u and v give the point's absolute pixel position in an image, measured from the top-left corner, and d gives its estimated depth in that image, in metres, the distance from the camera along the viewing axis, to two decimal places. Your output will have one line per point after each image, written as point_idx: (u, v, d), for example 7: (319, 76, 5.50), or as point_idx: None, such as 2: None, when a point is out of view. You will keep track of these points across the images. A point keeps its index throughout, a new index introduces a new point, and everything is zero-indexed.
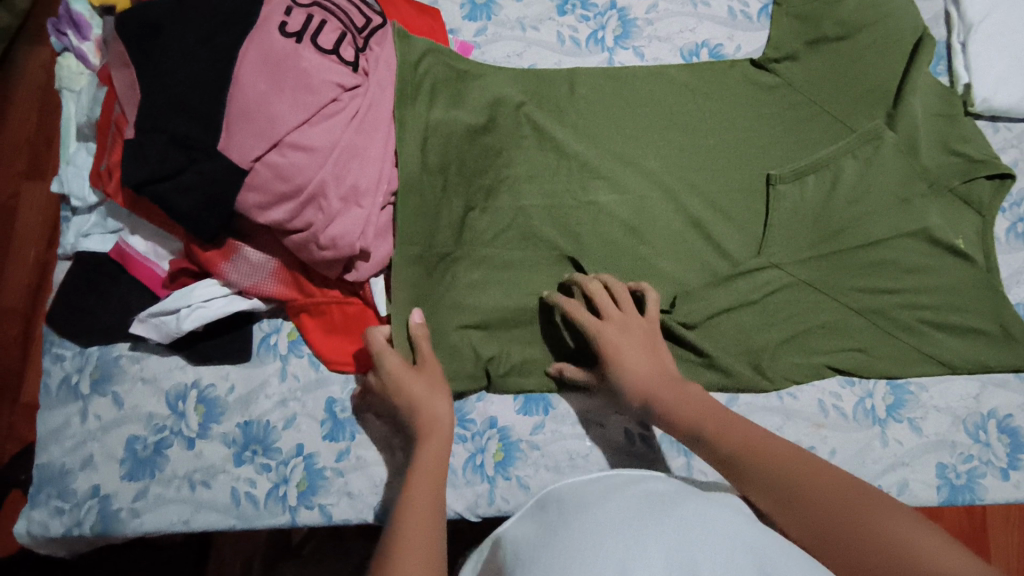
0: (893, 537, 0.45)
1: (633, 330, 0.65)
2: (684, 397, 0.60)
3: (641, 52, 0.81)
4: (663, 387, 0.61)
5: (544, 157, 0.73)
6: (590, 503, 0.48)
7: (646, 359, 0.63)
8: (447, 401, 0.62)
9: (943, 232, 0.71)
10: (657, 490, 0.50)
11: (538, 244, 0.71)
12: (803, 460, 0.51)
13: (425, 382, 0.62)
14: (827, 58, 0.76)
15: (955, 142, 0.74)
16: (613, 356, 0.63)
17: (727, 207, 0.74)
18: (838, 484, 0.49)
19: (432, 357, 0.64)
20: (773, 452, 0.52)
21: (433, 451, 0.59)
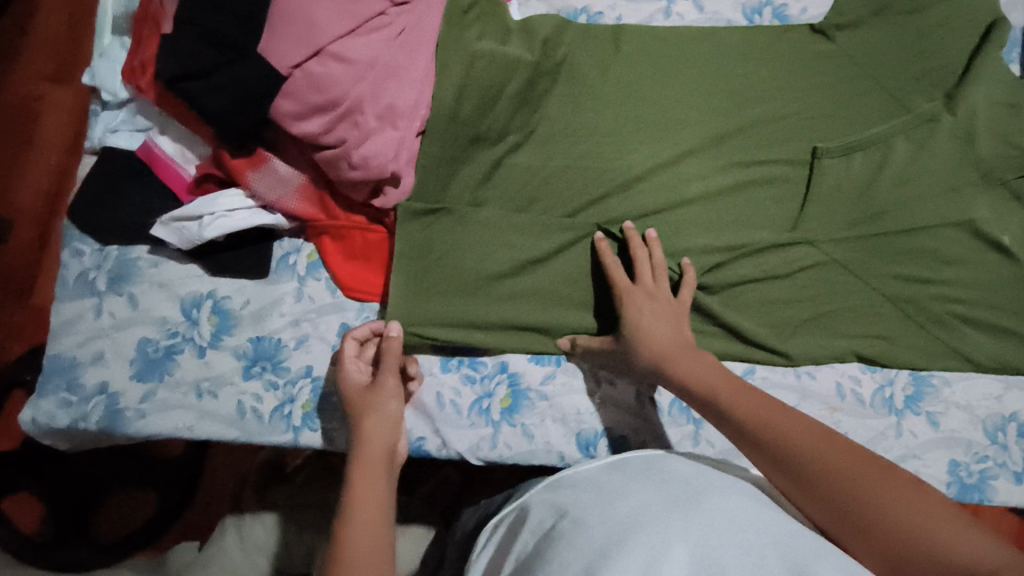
0: (903, 513, 0.44)
1: (661, 299, 0.64)
2: (693, 363, 0.59)
3: (701, 5, 0.76)
4: (679, 353, 0.60)
5: (587, 103, 0.71)
6: (614, 493, 0.47)
7: (667, 328, 0.62)
8: (388, 423, 0.59)
9: (990, 226, 0.69)
10: (679, 474, 0.49)
11: (569, 194, 0.69)
12: (814, 431, 0.50)
13: (368, 400, 0.60)
14: (895, 30, 0.72)
15: (1015, 135, 0.70)
16: (634, 317, 0.63)
17: (771, 176, 0.71)
18: (852, 454, 0.48)
19: (390, 373, 0.62)
20: (785, 424, 0.51)
21: (368, 475, 0.54)
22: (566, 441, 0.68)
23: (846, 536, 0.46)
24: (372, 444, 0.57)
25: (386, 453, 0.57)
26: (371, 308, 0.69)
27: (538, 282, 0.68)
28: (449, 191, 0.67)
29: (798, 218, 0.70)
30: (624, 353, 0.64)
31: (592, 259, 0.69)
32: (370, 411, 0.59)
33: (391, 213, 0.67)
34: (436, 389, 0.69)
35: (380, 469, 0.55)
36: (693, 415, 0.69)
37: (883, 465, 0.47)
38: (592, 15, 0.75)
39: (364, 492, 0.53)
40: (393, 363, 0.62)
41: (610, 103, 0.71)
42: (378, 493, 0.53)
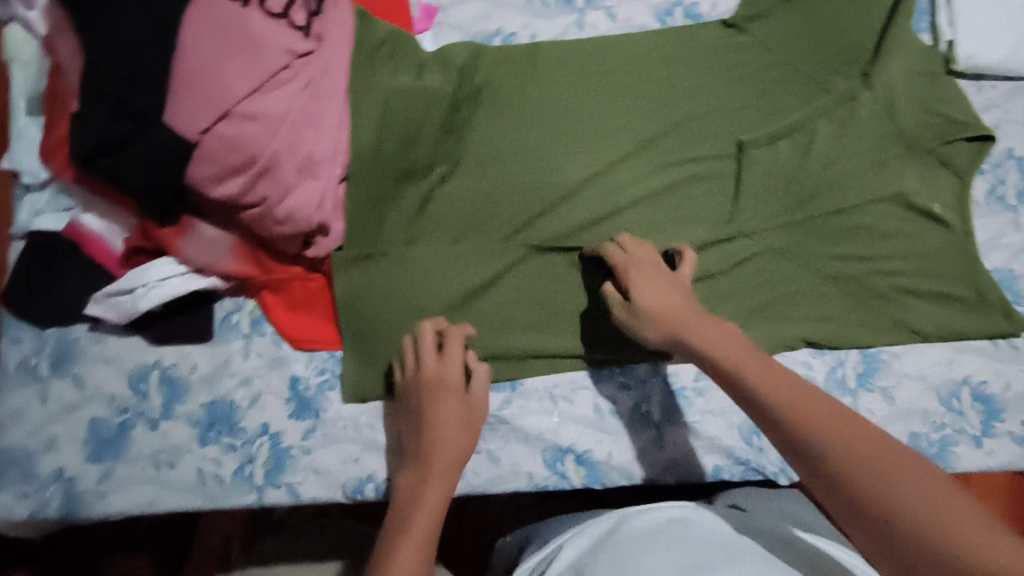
0: (922, 504, 0.39)
1: (663, 272, 0.62)
2: (708, 330, 0.56)
3: (614, 13, 0.75)
4: (695, 322, 0.57)
5: (511, 125, 0.71)
6: (630, 559, 0.48)
7: (669, 294, 0.60)
8: (468, 436, 0.62)
9: (919, 195, 0.70)
10: (697, 543, 0.50)
11: (499, 217, 0.69)
12: (832, 414, 0.46)
13: (462, 407, 0.63)
14: (805, 16, 0.73)
15: (932, 102, 0.71)
16: (644, 286, 0.61)
17: (703, 173, 0.71)
18: (878, 449, 0.43)
19: (482, 396, 0.65)
20: (799, 398, 0.47)
21: (436, 491, 0.58)
22: (532, 459, 0.67)
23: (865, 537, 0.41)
24: (451, 451, 0.61)
25: (452, 471, 0.60)
26: (321, 357, 0.68)
27: (485, 308, 0.69)
28: (378, 235, 0.66)
29: (735, 212, 0.70)
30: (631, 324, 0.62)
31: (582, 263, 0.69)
32: (445, 416, 0.62)
33: (325, 261, 0.67)
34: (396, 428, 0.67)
35: (441, 491, 0.58)
36: (654, 420, 0.68)
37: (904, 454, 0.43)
38: (506, 36, 0.74)
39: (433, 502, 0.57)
40: (483, 386, 0.65)
41: (535, 122, 0.71)
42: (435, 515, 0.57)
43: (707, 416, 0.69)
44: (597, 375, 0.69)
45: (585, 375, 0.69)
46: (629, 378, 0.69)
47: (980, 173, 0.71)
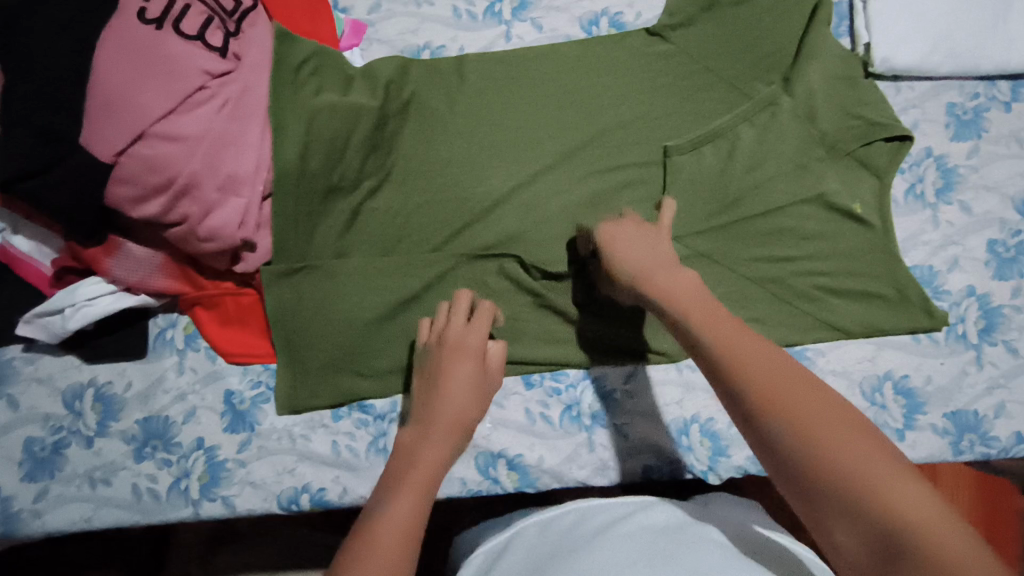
0: (904, 511, 0.38)
1: (650, 230, 0.63)
2: (676, 288, 0.56)
3: (540, 24, 0.76)
4: (660, 279, 0.57)
5: (437, 136, 0.73)
6: (584, 546, 0.50)
7: (640, 250, 0.61)
8: (476, 406, 0.61)
9: (840, 196, 0.71)
10: (653, 525, 0.52)
11: (430, 228, 0.71)
12: (828, 410, 0.44)
13: (474, 374, 0.62)
14: (726, 24, 0.74)
15: (853, 106, 0.72)
16: (622, 243, 0.62)
17: (627, 180, 0.72)
18: (852, 435, 0.42)
19: (495, 375, 0.64)
20: (762, 366, 0.47)
21: (432, 454, 0.57)
22: (466, 466, 0.67)
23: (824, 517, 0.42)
24: (455, 418, 0.59)
25: (453, 434, 0.59)
26: (255, 371, 0.69)
27: (417, 318, 0.69)
28: (308, 249, 0.67)
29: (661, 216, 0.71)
30: (610, 282, 0.64)
31: (568, 250, 0.70)
32: (455, 379, 0.61)
33: (254, 275, 0.68)
34: (330, 438, 0.68)
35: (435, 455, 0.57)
36: (584, 422, 0.69)
37: (900, 460, 0.41)
38: (435, 50, 0.75)
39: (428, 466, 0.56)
40: (497, 366, 0.65)
41: (462, 133, 0.73)
42: (427, 482, 0.55)
43: (639, 417, 0.69)
44: (527, 380, 0.70)
45: (516, 381, 0.70)
46: (560, 382, 0.70)
47: (899, 172, 0.72)
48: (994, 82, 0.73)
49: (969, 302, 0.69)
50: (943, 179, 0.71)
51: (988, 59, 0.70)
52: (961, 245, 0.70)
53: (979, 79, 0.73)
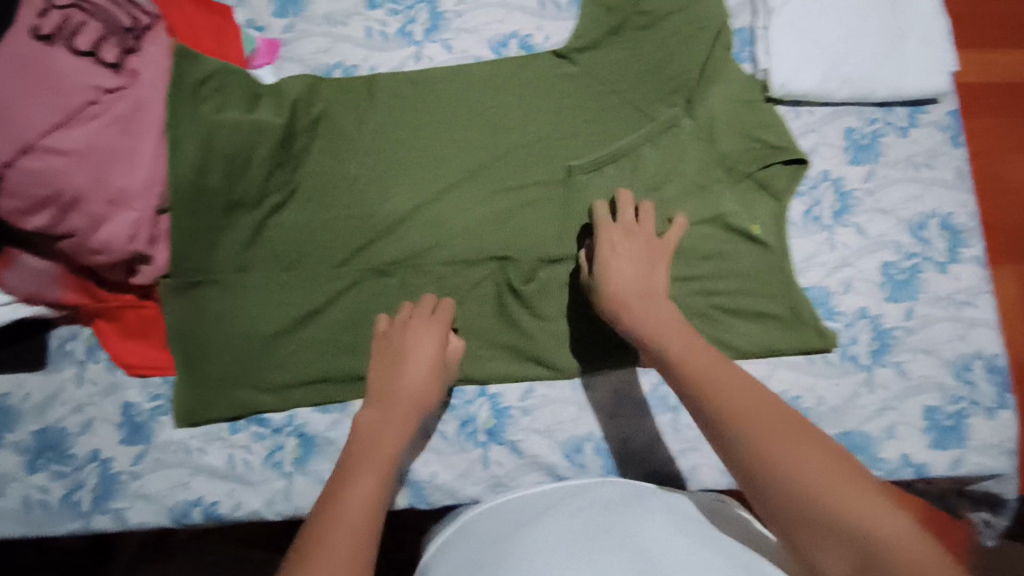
0: (872, 528, 0.40)
1: (646, 243, 0.64)
2: (654, 315, 0.59)
3: (450, 45, 0.77)
4: (640, 303, 0.60)
5: (346, 153, 0.73)
6: (538, 514, 0.54)
7: (628, 271, 0.62)
8: (432, 392, 0.64)
9: (737, 217, 0.72)
10: (606, 498, 0.56)
11: (332, 243, 0.71)
12: (791, 426, 0.47)
13: (435, 363, 0.65)
14: (632, 47, 0.75)
15: (752, 128, 0.73)
16: (610, 246, 0.64)
17: (532, 200, 0.73)
18: (820, 456, 0.44)
19: (452, 365, 0.67)
20: (732, 393, 0.49)
21: (393, 437, 0.59)
22: None
23: (798, 537, 0.43)
24: (410, 400, 0.62)
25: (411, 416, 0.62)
26: (154, 384, 0.70)
27: (317, 333, 0.70)
28: (207, 263, 0.68)
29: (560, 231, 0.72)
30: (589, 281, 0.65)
31: (473, 267, 0.71)
32: (412, 364, 0.64)
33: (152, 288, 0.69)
34: (227, 451, 0.68)
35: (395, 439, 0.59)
36: (479, 438, 0.69)
37: (867, 481, 0.43)
38: (347, 68, 0.76)
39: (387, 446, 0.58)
40: (456, 356, 0.67)
41: (370, 151, 0.74)
42: (384, 462, 0.57)
43: (532, 434, 0.69)
44: None
45: None
46: (456, 398, 0.70)
47: (798, 194, 0.73)
48: (891, 108, 0.74)
49: (862, 323, 0.70)
50: (840, 203, 0.72)
51: (882, 84, 0.71)
52: (855, 266, 0.71)
53: (877, 105, 0.74)
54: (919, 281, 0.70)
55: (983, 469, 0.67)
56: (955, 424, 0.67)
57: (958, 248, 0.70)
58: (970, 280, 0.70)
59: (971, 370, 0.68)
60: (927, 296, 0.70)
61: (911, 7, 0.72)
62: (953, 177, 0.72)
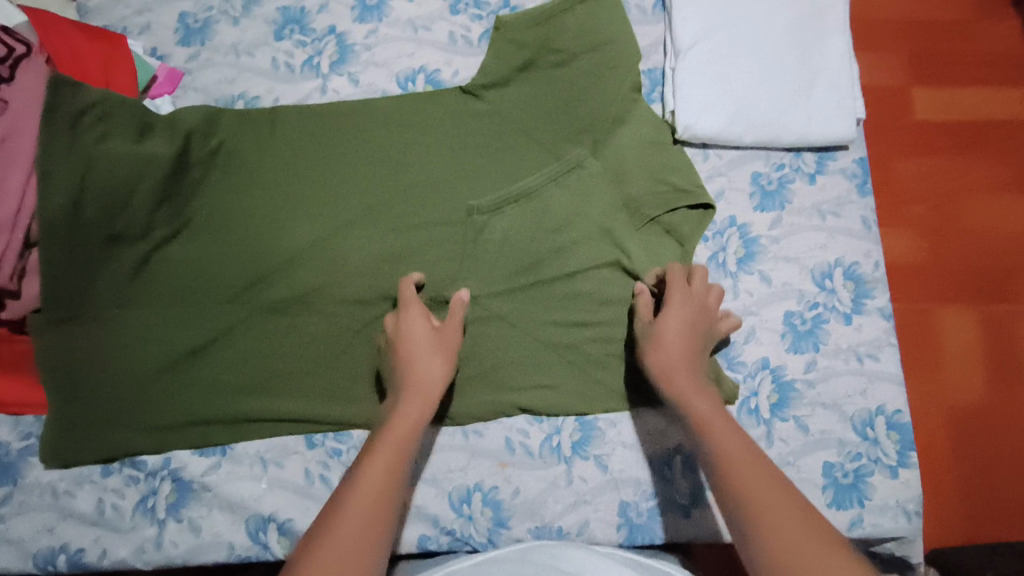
0: None
1: (693, 304, 0.63)
2: (693, 386, 0.59)
3: (357, 79, 0.75)
4: (683, 371, 0.60)
5: (245, 188, 0.70)
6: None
7: (687, 344, 0.61)
8: (443, 368, 0.61)
9: (639, 263, 0.68)
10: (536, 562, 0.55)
11: (216, 277, 0.68)
12: (811, 531, 0.47)
13: (436, 342, 0.62)
14: (540, 85, 0.71)
15: (662, 173, 0.70)
16: (670, 308, 0.62)
17: (427, 241, 0.70)
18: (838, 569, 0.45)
19: (455, 330, 0.64)
20: (754, 482, 0.50)
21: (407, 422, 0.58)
22: (234, 529, 0.65)
23: None
24: (421, 385, 0.60)
25: (428, 395, 0.60)
26: (25, 423, 0.67)
27: (197, 374, 0.67)
28: (84, 299, 0.65)
29: (456, 270, 0.69)
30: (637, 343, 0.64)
31: (368, 307, 0.69)
32: (416, 354, 0.61)
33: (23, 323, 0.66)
34: (97, 494, 0.65)
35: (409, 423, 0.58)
36: None
37: None
38: (249, 101, 0.74)
39: (396, 433, 0.57)
40: (457, 321, 0.64)
41: (268, 186, 0.70)
42: (395, 450, 0.55)
43: (418, 483, 0.67)
44: (310, 440, 0.68)
45: (297, 440, 0.67)
46: (342, 443, 0.67)
47: (703, 240, 0.71)
48: (800, 154, 0.72)
49: (763, 374, 0.68)
50: (745, 250, 0.71)
51: (789, 131, 0.70)
52: (757, 315, 0.69)
53: (786, 150, 0.72)
54: (821, 332, 0.68)
55: (881, 531, 0.64)
56: (854, 482, 0.65)
57: (862, 298, 0.69)
58: (872, 332, 0.68)
59: (871, 427, 0.66)
60: (829, 348, 0.68)
61: (820, 51, 0.71)
62: (859, 226, 0.71)
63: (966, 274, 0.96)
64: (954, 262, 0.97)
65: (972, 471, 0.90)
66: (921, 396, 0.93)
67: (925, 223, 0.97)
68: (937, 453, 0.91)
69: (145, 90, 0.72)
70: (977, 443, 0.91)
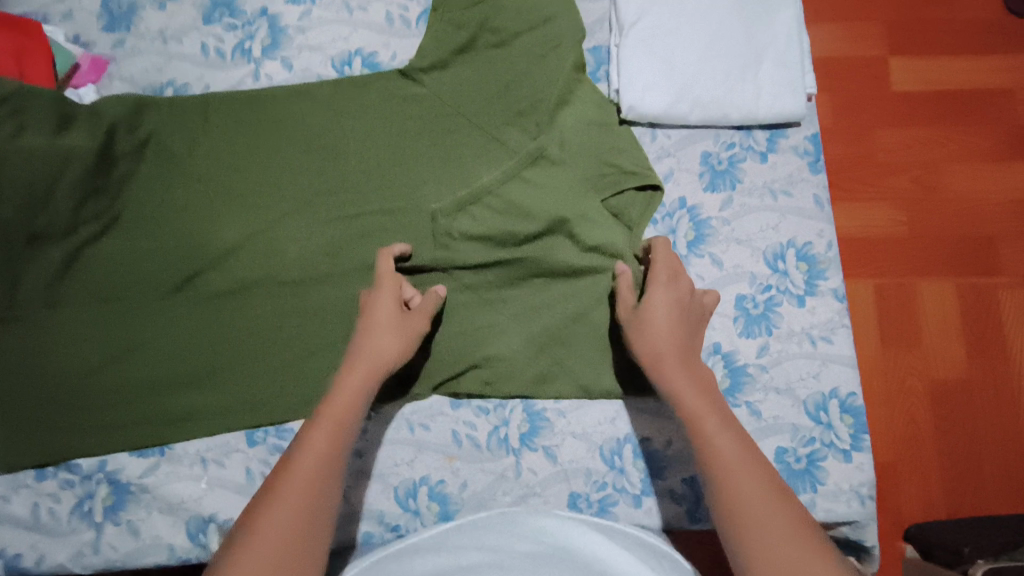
0: None
1: (678, 279, 0.61)
2: (669, 343, 0.58)
3: (291, 64, 0.73)
4: (666, 332, 0.58)
5: (175, 180, 0.67)
6: (447, 542, 0.52)
7: (676, 325, 0.59)
8: (399, 347, 0.59)
9: (588, 234, 0.66)
10: (500, 523, 0.55)
11: (148, 273, 0.66)
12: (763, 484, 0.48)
13: (396, 323, 0.60)
14: (479, 66, 0.69)
15: (609, 154, 0.67)
16: (656, 287, 0.60)
17: (368, 229, 0.67)
18: (782, 519, 0.46)
19: (421, 317, 0.61)
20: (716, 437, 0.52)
21: (354, 384, 0.56)
22: (175, 531, 0.64)
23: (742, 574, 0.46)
24: (375, 355, 0.58)
25: (379, 365, 0.58)
26: None
27: (129, 374, 0.64)
28: (10, 297, 0.63)
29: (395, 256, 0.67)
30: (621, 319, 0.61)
31: (306, 300, 0.66)
32: (372, 324, 0.59)
33: None
34: (33, 500, 0.64)
35: (359, 387, 0.56)
36: None
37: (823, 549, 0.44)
38: (179, 88, 0.72)
39: (346, 395, 0.56)
40: (426, 309, 0.61)
41: (201, 177, 0.68)
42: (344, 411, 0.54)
43: (364, 479, 0.65)
44: (251, 437, 0.66)
45: (238, 438, 0.66)
46: (284, 440, 0.66)
47: (653, 223, 0.70)
48: (750, 132, 0.70)
49: (714, 360, 0.66)
50: (695, 232, 0.69)
51: (736, 109, 0.68)
52: None
53: (736, 128, 0.70)
54: (773, 315, 0.67)
55: (834, 516, 0.62)
56: (807, 467, 0.64)
57: (815, 280, 0.67)
58: (826, 314, 0.66)
59: (825, 411, 0.65)
60: (781, 332, 0.66)
61: (767, 25, 0.69)
62: (812, 205, 0.69)
63: (952, 246, 0.94)
64: (939, 237, 0.94)
65: (956, 458, 0.89)
66: (904, 374, 0.91)
67: (908, 197, 0.95)
68: (920, 435, 0.90)
69: (67, 80, 0.70)
70: (956, 425, 0.90)
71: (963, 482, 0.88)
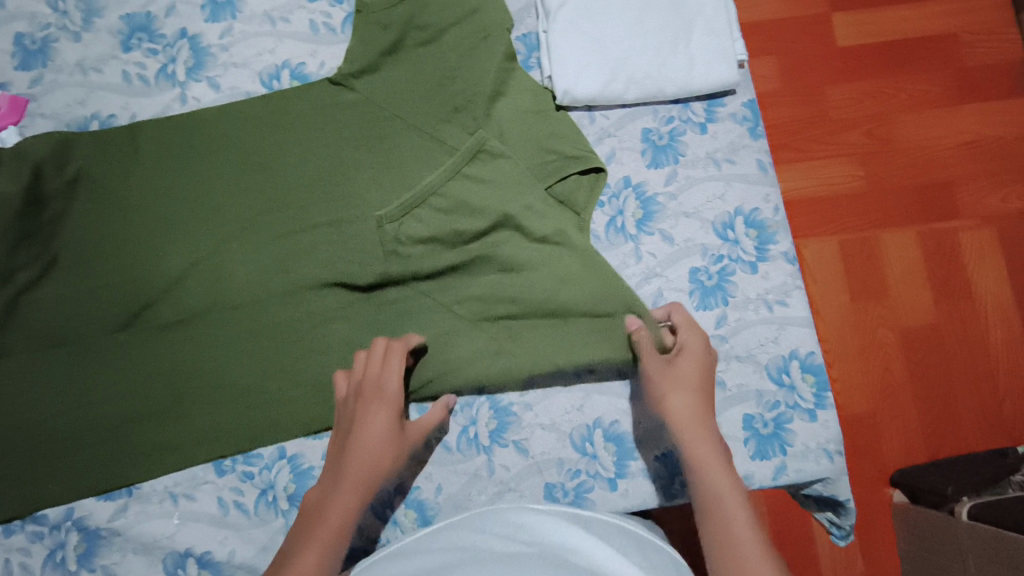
0: None
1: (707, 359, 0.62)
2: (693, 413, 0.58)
3: (218, 83, 0.71)
4: (697, 400, 0.59)
5: (111, 214, 0.66)
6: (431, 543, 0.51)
7: (703, 396, 0.59)
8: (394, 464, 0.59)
9: (532, 222, 0.65)
10: (483, 520, 0.54)
11: (93, 313, 0.64)
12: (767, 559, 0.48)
13: (395, 441, 0.60)
14: (409, 66, 0.68)
15: (548, 141, 0.67)
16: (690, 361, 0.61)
17: (314, 244, 0.66)
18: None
19: (418, 431, 0.61)
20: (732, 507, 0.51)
21: (346, 501, 0.56)
22: (151, 570, 0.63)
23: None
24: (370, 467, 0.58)
25: (371, 475, 0.58)
26: None
27: (86, 418, 0.63)
28: None
29: (344, 267, 0.65)
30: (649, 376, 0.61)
31: (258, 322, 0.65)
32: (365, 432, 0.59)
33: None
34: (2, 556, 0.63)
35: (351, 500, 0.56)
36: (281, 506, 0.65)
37: None
38: (104, 120, 0.70)
39: (339, 512, 0.56)
40: (426, 425, 0.62)
41: (137, 210, 0.66)
42: (334, 528, 0.55)
43: None
44: (219, 467, 0.65)
45: (206, 470, 0.65)
46: (253, 465, 0.65)
47: (599, 206, 0.69)
48: (688, 104, 0.71)
49: None
50: (643, 211, 0.69)
51: (671, 82, 0.68)
52: (663, 276, 0.67)
53: (674, 102, 0.70)
54: (727, 285, 0.67)
55: (806, 476, 0.63)
56: (774, 431, 0.64)
57: (766, 245, 0.68)
58: (780, 278, 0.67)
59: (787, 373, 0.65)
60: (737, 300, 0.67)
61: None
62: (755, 170, 0.69)
63: (908, 195, 0.95)
64: (895, 189, 0.95)
65: (933, 411, 0.90)
66: (871, 329, 0.92)
67: (858, 151, 0.96)
68: (896, 391, 0.91)
69: None
70: (933, 371, 0.91)
71: (943, 428, 0.90)
